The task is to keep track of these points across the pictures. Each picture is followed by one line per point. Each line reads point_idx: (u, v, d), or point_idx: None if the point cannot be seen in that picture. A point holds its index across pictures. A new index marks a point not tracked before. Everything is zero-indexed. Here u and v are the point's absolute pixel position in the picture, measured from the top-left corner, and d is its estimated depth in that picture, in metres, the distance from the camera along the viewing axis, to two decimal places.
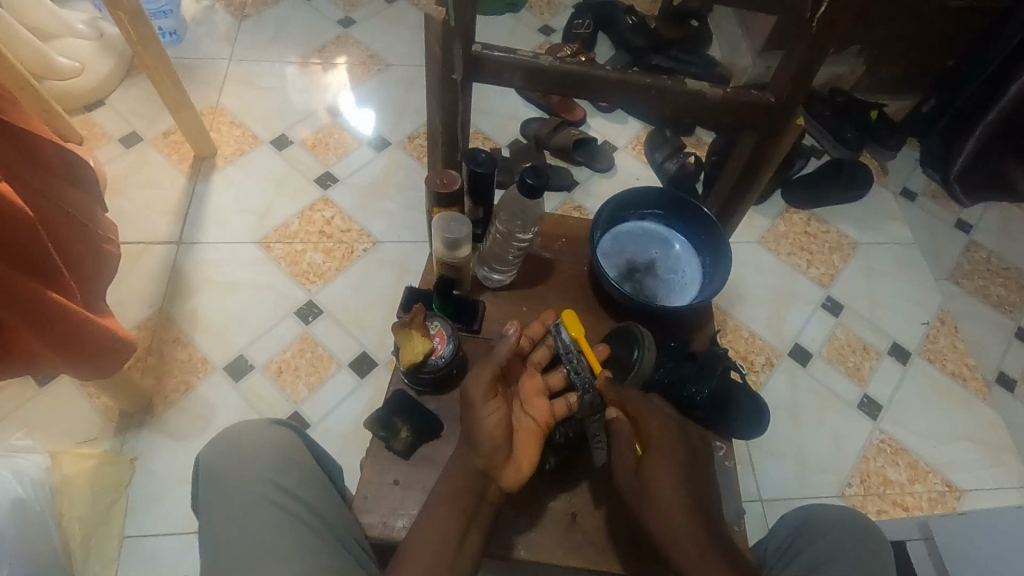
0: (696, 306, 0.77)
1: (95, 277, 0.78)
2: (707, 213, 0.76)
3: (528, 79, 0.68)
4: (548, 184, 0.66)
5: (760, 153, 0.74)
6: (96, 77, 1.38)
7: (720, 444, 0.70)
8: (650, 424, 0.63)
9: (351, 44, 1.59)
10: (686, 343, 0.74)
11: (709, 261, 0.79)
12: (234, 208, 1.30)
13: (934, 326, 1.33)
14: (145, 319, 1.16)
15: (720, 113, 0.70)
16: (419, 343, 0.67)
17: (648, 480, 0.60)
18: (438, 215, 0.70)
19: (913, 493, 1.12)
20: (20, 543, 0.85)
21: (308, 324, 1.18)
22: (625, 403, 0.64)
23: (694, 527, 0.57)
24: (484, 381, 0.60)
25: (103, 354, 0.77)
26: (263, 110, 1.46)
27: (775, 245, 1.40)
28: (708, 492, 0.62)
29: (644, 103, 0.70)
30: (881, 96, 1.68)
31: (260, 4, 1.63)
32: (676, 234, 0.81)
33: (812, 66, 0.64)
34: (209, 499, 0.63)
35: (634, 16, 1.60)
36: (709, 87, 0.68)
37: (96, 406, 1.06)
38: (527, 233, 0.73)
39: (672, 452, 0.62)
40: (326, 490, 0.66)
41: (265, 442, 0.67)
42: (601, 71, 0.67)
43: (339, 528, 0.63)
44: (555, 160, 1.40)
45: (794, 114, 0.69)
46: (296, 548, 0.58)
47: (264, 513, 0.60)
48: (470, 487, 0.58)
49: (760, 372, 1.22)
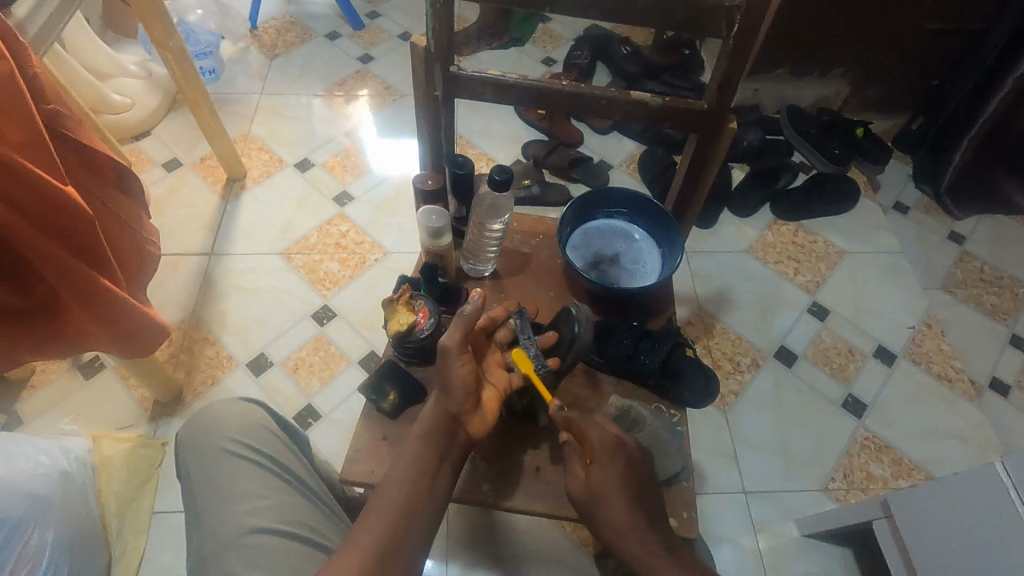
0: (655, 291, 0.91)
1: (139, 272, 0.91)
2: (661, 208, 0.91)
3: (497, 93, 0.80)
4: (512, 178, 0.79)
5: (703, 155, 0.83)
6: (145, 110, 1.56)
7: (673, 411, 0.82)
8: (593, 438, 0.71)
9: (369, 78, 1.75)
10: (645, 322, 0.88)
11: (666, 248, 0.92)
12: (260, 223, 1.44)
13: (920, 330, 1.38)
14: (178, 320, 1.29)
15: (662, 120, 0.80)
16: (404, 315, 0.79)
17: (594, 488, 0.69)
18: (421, 209, 0.82)
19: (896, 488, 1.16)
20: (64, 509, 0.91)
21: (322, 326, 1.30)
22: (569, 423, 0.73)
23: (628, 518, 0.66)
24: (456, 345, 0.67)
25: (141, 338, 0.89)
26: (289, 137, 1.61)
27: (763, 254, 1.47)
28: (649, 489, 0.70)
29: (596, 112, 0.81)
30: (870, 115, 1.75)
31: (289, 44, 1.81)
32: (637, 228, 0.95)
33: (734, 77, 0.73)
34: (182, 458, 0.71)
35: (629, 46, 1.72)
36: (650, 97, 0.78)
37: (135, 396, 1.19)
38: (499, 223, 0.85)
39: (615, 460, 0.69)
40: (288, 446, 0.74)
41: (230, 407, 0.73)
42: (557, 85, 0.78)
43: (301, 475, 0.72)
44: (553, 178, 1.51)
45: (727, 119, 0.78)
46: (262, 491, 0.67)
47: (231, 465, 0.68)
48: (442, 430, 0.67)
49: (746, 372, 1.28)
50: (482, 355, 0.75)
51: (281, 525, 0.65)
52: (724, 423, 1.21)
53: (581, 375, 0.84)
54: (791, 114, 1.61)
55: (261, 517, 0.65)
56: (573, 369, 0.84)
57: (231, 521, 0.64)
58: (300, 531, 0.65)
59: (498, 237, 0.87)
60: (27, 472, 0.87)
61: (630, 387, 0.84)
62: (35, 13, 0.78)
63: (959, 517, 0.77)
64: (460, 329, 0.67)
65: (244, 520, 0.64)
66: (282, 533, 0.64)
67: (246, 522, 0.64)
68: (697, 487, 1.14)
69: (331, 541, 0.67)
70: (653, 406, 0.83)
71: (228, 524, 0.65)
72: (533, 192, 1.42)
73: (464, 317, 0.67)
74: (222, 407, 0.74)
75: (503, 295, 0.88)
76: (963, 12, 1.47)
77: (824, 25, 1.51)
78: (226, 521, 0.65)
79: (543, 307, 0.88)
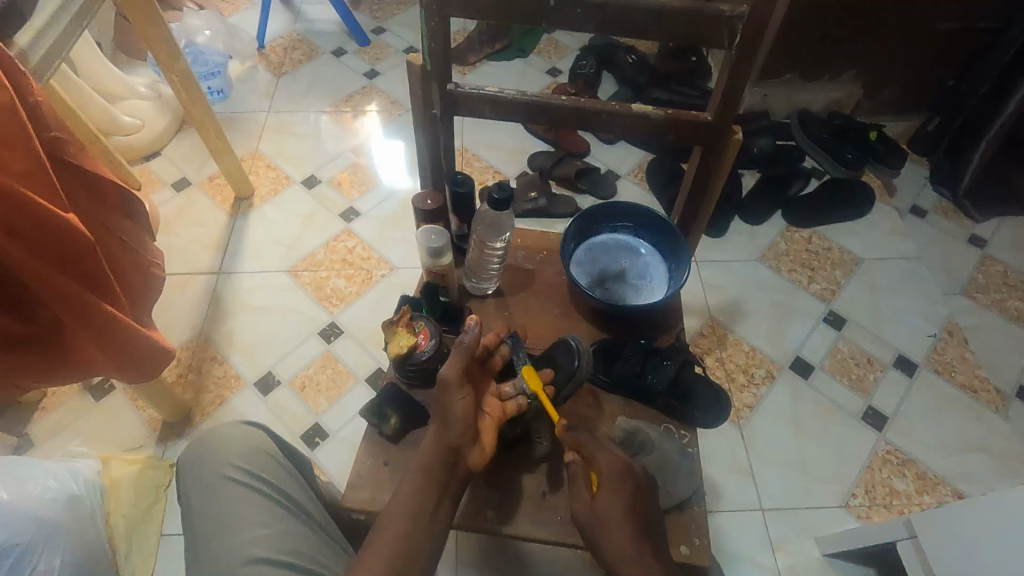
0: (663, 306, 0.89)
1: (144, 296, 0.91)
2: (668, 223, 0.89)
3: (495, 109, 0.79)
4: (512, 197, 0.77)
5: (709, 167, 0.81)
6: (154, 131, 1.57)
7: (682, 433, 0.80)
8: (601, 462, 0.69)
9: (376, 93, 1.76)
10: (653, 339, 0.86)
11: (672, 263, 0.91)
12: (268, 241, 1.45)
13: (942, 338, 1.34)
14: (186, 340, 1.29)
15: (666, 132, 0.78)
16: (404, 338, 0.78)
17: (598, 515, 0.66)
18: (420, 229, 0.82)
19: (921, 504, 1.12)
20: (72, 533, 0.90)
21: (330, 343, 1.29)
22: (578, 445, 0.71)
23: (634, 545, 0.63)
24: (456, 382, 0.68)
25: (146, 362, 0.89)
26: (297, 154, 1.62)
27: (775, 262, 1.44)
28: (654, 522, 0.68)
29: (594, 126, 0.80)
30: (884, 117, 1.72)
31: (296, 62, 1.83)
32: (643, 242, 0.94)
33: (738, 89, 0.72)
34: (183, 483, 0.70)
35: (635, 55, 1.70)
36: (652, 109, 0.76)
37: (144, 417, 1.19)
38: (500, 241, 0.84)
39: (622, 487, 0.67)
40: (290, 472, 0.73)
41: (232, 432, 0.72)
42: (554, 100, 0.77)
43: (302, 502, 0.70)
44: (560, 190, 1.50)
45: (731, 131, 0.76)
46: (262, 519, 0.65)
47: (232, 492, 0.67)
48: (443, 461, 0.66)
49: (761, 385, 1.25)
50: (478, 386, 0.74)
51: (280, 555, 0.63)
52: (739, 439, 1.18)
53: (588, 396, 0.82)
54: (801, 118, 1.56)
55: (261, 547, 0.63)
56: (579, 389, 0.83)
57: (231, 551, 0.63)
58: (300, 562, 0.63)
59: (500, 256, 0.86)
60: (36, 497, 0.87)
61: (638, 406, 0.82)
62: (39, 41, 0.78)
63: (988, 540, 0.73)
64: (459, 359, 0.68)
65: (244, 550, 0.63)
66: (282, 563, 0.62)
67: (245, 551, 0.62)
68: (712, 506, 1.11)
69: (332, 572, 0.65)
70: (661, 426, 0.80)
71: (228, 554, 0.63)
72: (539, 204, 1.40)
73: (461, 348, 0.69)
74: (226, 431, 0.74)
75: (507, 314, 0.88)
76: (976, 12, 1.44)
77: (833, 28, 1.49)
78: (226, 551, 0.63)
79: (546, 327, 0.87)
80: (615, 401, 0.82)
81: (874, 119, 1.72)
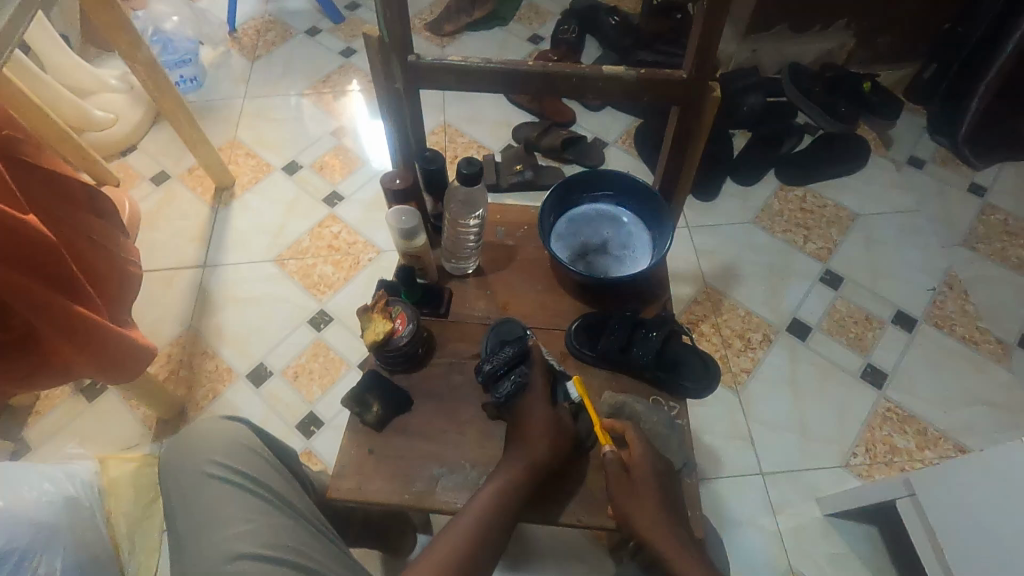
0: (648, 275, 0.87)
1: (120, 295, 0.89)
2: (649, 190, 0.86)
3: (461, 80, 0.76)
4: (481, 171, 0.74)
5: (688, 128, 0.78)
6: (129, 125, 1.54)
7: (672, 404, 0.79)
8: (637, 444, 0.71)
9: (353, 72, 1.71)
10: (639, 311, 0.84)
11: (656, 231, 0.88)
12: (252, 230, 1.42)
13: (942, 292, 1.31)
14: (175, 336, 1.27)
15: (641, 93, 0.75)
16: (381, 324, 0.76)
17: (633, 488, 0.68)
18: (391, 210, 0.79)
19: (922, 460, 1.11)
20: (72, 534, 0.90)
21: (320, 330, 1.28)
22: (623, 427, 0.73)
23: (663, 518, 0.67)
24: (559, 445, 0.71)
25: (128, 360, 0.88)
26: (277, 140, 1.58)
27: (770, 223, 1.41)
28: (676, 498, 0.71)
29: (566, 91, 0.76)
30: (878, 66, 1.66)
31: (270, 44, 1.77)
32: (625, 211, 0.91)
33: (712, 43, 0.68)
34: (166, 482, 0.69)
35: (617, 15, 1.63)
36: (624, 70, 0.73)
37: (138, 415, 1.19)
38: (475, 218, 0.82)
39: (655, 463, 0.70)
40: (274, 466, 0.71)
41: (214, 428, 0.71)
42: (522, 67, 0.73)
43: (288, 496, 0.69)
44: (547, 161, 1.46)
45: (709, 89, 0.73)
46: (245, 515, 0.64)
47: (214, 489, 0.66)
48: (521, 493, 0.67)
49: (758, 349, 1.23)
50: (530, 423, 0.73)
51: (265, 550, 0.62)
52: (737, 404, 1.17)
53: (575, 372, 0.81)
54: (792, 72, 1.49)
55: (245, 543, 0.62)
56: (566, 366, 0.82)
57: (215, 548, 0.62)
58: (285, 556, 0.62)
59: (476, 233, 0.84)
60: (32, 501, 0.86)
61: (626, 380, 0.81)
62: None
63: (989, 499, 0.72)
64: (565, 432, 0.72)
65: (229, 547, 0.62)
66: (266, 559, 0.61)
67: (230, 549, 0.62)
68: (711, 472, 1.10)
69: (319, 563, 0.64)
70: (650, 400, 0.79)
71: (212, 552, 0.62)
72: (526, 177, 1.37)
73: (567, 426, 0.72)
74: (208, 427, 0.73)
75: (489, 292, 0.86)
76: None
77: None
78: (211, 549, 0.62)
79: (530, 304, 0.86)
80: (601, 375, 0.81)
81: (867, 69, 1.66)
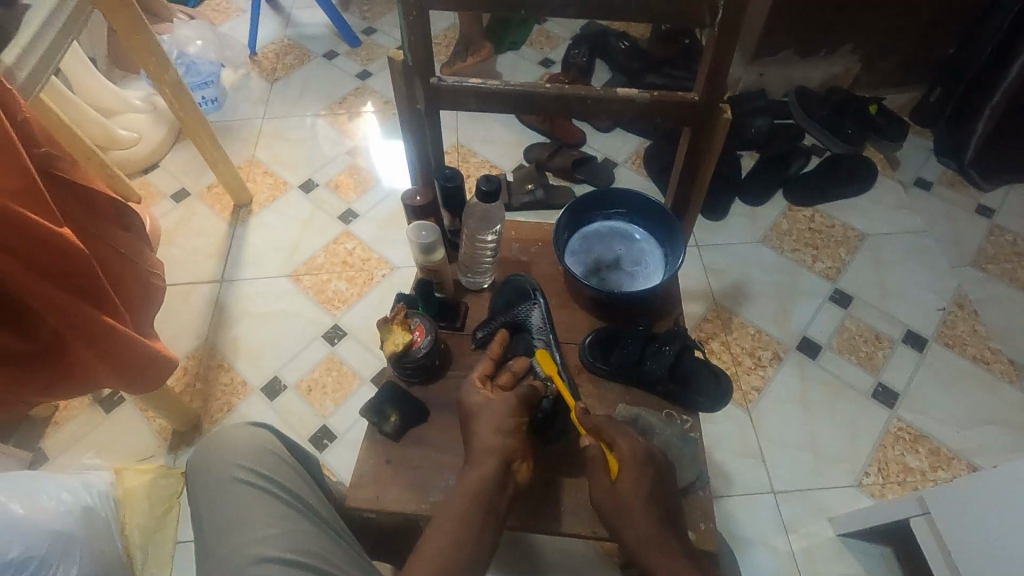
0: (660, 291, 0.88)
1: (145, 307, 0.92)
2: (662, 208, 0.88)
3: (480, 102, 0.78)
4: (500, 190, 0.77)
5: (699, 147, 0.80)
6: (151, 144, 1.58)
7: (685, 418, 0.80)
8: (622, 447, 0.70)
9: (369, 94, 1.76)
10: (651, 326, 0.85)
11: (668, 248, 0.90)
12: (268, 247, 1.45)
13: (951, 311, 1.32)
14: (192, 349, 1.30)
15: (653, 115, 0.77)
16: (400, 336, 0.77)
17: (621, 500, 0.67)
18: (411, 225, 0.81)
19: (936, 480, 1.11)
20: (89, 544, 0.91)
21: (334, 345, 1.30)
22: (598, 429, 0.72)
23: (653, 529, 0.65)
24: (509, 406, 0.70)
25: (150, 371, 0.90)
26: (294, 159, 1.62)
27: (778, 243, 1.43)
28: (671, 505, 0.69)
29: (580, 112, 0.79)
30: (883, 90, 1.69)
31: (288, 67, 1.83)
32: (637, 228, 0.93)
33: (722, 68, 0.70)
34: (193, 485, 0.70)
35: (627, 40, 1.68)
36: (637, 92, 0.75)
37: (154, 427, 1.20)
38: (491, 234, 0.84)
39: (644, 469, 0.68)
40: (298, 473, 0.73)
41: (240, 434, 0.73)
42: (538, 89, 0.76)
43: (311, 503, 0.70)
44: (558, 180, 1.49)
45: (720, 110, 0.75)
46: (271, 519, 0.65)
47: (240, 493, 0.67)
48: (488, 484, 0.65)
49: (768, 367, 1.24)
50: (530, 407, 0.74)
51: (291, 555, 0.63)
52: (748, 422, 1.17)
53: (589, 386, 0.82)
54: (798, 95, 1.55)
55: (270, 547, 0.63)
56: (580, 380, 0.83)
57: (241, 551, 0.63)
58: (309, 561, 0.63)
59: (492, 249, 0.86)
60: (52, 510, 0.87)
61: (639, 394, 0.82)
62: (25, 58, 0.79)
63: (1002, 518, 0.72)
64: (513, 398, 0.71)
65: (254, 550, 0.63)
66: (292, 563, 0.62)
67: (255, 551, 0.63)
68: (722, 490, 1.10)
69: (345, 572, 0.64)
70: (663, 413, 0.80)
71: (238, 555, 0.63)
72: (537, 196, 1.40)
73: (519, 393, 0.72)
74: (233, 433, 0.74)
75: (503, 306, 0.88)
76: None
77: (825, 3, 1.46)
78: (236, 552, 0.63)
79: None
80: (615, 389, 0.82)
81: (873, 92, 1.69)
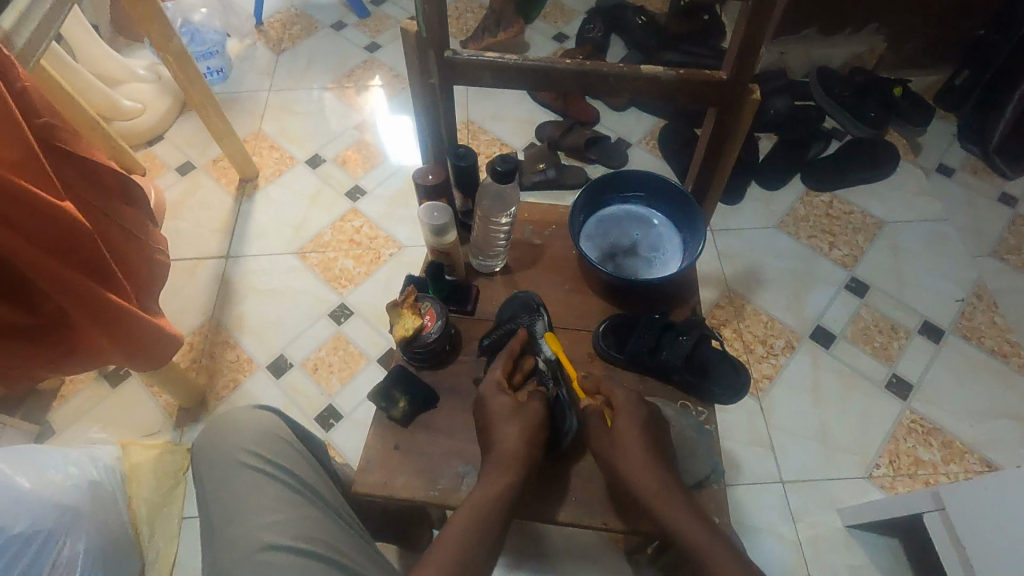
0: (676, 278, 0.86)
1: (150, 283, 0.90)
2: (682, 192, 0.85)
3: (496, 77, 0.75)
4: (516, 167, 0.76)
5: (723, 129, 0.77)
6: (156, 115, 1.55)
7: (700, 409, 0.78)
8: (617, 393, 0.72)
9: (377, 67, 1.72)
10: (667, 314, 0.83)
11: (686, 233, 0.87)
12: (274, 222, 1.43)
13: (970, 302, 1.29)
14: (198, 325, 1.29)
15: (677, 94, 0.74)
16: (410, 320, 0.76)
17: (617, 440, 0.69)
18: (423, 206, 0.79)
19: (947, 473, 1.09)
20: (96, 518, 0.91)
21: (340, 324, 1.28)
22: (597, 385, 0.74)
23: (649, 465, 0.67)
24: (536, 416, 0.70)
25: (155, 348, 0.88)
26: (300, 133, 1.59)
27: (794, 229, 1.39)
28: (668, 452, 0.70)
29: (601, 91, 0.75)
30: (909, 72, 1.63)
31: (295, 38, 1.78)
32: (655, 213, 0.90)
33: (753, 47, 0.67)
34: (199, 468, 0.69)
35: (644, 15, 1.62)
36: (662, 71, 0.72)
37: (160, 403, 1.20)
38: (506, 216, 0.82)
39: (638, 411, 0.71)
40: (305, 457, 0.72)
41: (247, 417, 0.72)
42: (559, 64, 0.73)
43: (319, 488, 0.70)
44: (570, 160, 1.45)
45: (748, 91, 0.72)
46: (278, 505, 0.65)
47: (247, 478, 0.66)
48: (511, 490, 0.64)
49: (780, 355, 1.22)
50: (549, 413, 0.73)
51: (298, 543, 0.62)
52: (759, 410, 1.16)
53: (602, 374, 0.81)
54: (820, 76, 1.47)
55: (277, 533, 0.62)
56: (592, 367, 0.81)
57: (247, 536, 0.62)
58: (317, 548, 0.62)
59: (506, 232, 0.84)
60: (58, 484, 0.87)
61: (654, 383, 0.80)
62: (25, 24, 0.76)
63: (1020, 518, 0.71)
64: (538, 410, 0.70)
65: (261, 536, 0.62)
66: (299, 550, 0.61)
67: (262, 537, 0.62)
68: (731, 479, 1.09)
69: (352, 559, 0.64)
70: (678, 403, 0.79)
71: (244, 541, 0.62)
72: (548, 176, 1.37)
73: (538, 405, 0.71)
74: (239, 416, 0.73)
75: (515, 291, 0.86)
76: None
77: None
78: (243, 537, 0.63)
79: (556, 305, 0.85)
80: (628, 377, 0.80)
81: (897, 74, 1.63)
